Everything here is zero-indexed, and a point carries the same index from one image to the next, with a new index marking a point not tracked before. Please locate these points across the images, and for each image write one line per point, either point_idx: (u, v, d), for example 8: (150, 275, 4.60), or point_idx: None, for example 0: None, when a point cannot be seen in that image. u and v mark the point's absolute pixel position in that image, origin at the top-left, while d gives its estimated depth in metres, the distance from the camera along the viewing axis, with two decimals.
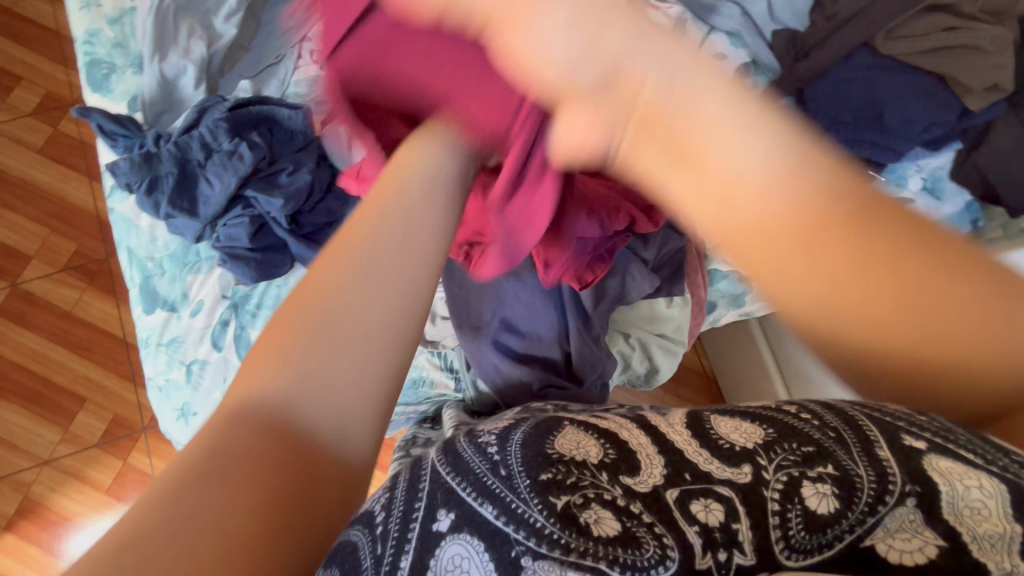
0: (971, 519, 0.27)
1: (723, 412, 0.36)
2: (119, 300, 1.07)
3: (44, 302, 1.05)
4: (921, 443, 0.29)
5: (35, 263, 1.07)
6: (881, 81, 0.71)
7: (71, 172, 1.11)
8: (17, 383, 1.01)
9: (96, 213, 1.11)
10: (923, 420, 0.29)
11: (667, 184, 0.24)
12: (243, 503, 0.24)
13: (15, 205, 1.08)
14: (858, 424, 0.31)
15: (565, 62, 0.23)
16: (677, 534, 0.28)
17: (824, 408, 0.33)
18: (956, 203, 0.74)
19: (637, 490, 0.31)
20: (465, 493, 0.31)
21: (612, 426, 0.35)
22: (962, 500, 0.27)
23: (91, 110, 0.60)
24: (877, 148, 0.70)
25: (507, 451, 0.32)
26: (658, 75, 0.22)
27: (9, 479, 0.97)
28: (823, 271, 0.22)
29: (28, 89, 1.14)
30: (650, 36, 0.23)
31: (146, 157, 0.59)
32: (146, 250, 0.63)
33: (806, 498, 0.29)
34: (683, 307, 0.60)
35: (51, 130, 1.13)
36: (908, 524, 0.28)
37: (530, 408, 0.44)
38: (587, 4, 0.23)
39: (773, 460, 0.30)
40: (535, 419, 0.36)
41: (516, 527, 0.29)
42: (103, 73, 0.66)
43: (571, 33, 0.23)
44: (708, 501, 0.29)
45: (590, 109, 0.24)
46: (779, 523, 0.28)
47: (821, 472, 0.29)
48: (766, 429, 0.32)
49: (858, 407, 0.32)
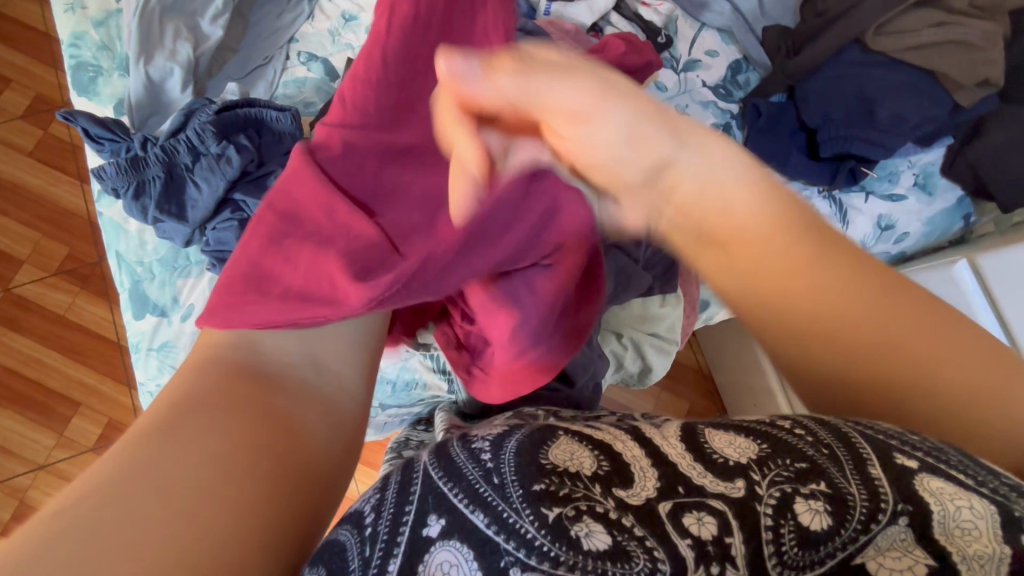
0: (961, 540, 0.28)
1: (718, 426, 0.35)
2: (112, 304, 1.07)
3: (37, 307, 1.04)
4: (913, 463, 0.30)
5: (26, 268, 1.06)
6: (871, 78, 0.71)
7: (62, 175, 1.11)
8: (11, 389, 1.00)
9: (88, 217, 1.10)
10: (915, 440, 0.31)
11: (697, 258, 0.32)
12: (241, 510, 0.28)
13: (6, 209, 1.07)
14: (853, 441, 0.31)
15: (622, 159, 0.30)
16: (668, 547, 0.28)
17: (818, 424, 0.33)
18: (948, 199, 0.74)
19: (629, 502, 0.30)
20: (456, 499, 0.30)
21: (606, 437, 0.35)
22: (953, 520, 0.28)
23: (76, 114, 0.59)
24: (868, 144, 0.69)
25: (501, 459, 0.32)
26: (691, 169, 0.30)
27: (4, 485, 0.97)
28: (806, 271, 0.30)
29: (18, 92, 1.13)
30: (691, 141, 0.30)
31: (132, 161, 0.59)
32: (136, 254, 0.63)
33: (799, 514, 0.29)
34: (675, 306, 0.60)
35: (41, 133, 1.12)
36: (900, 543, 0.28)
37: (521, 413, 0.43)
38: (637, 113, 0.29)
39: (767, 475, 0.31)
40: (530, 427, 0.35)
41: (507, 537, 0.29)
42: (90, 77, 0.66)
43: (626, 137, 0.29)
44: (701, 514, 0.29)
45: (635, 195, 0.31)
46: (773, 539, 0.29)
47: (814, 489, 0.30)
48: (759, 444, 0.32)
49: (849, 422, 0.33)
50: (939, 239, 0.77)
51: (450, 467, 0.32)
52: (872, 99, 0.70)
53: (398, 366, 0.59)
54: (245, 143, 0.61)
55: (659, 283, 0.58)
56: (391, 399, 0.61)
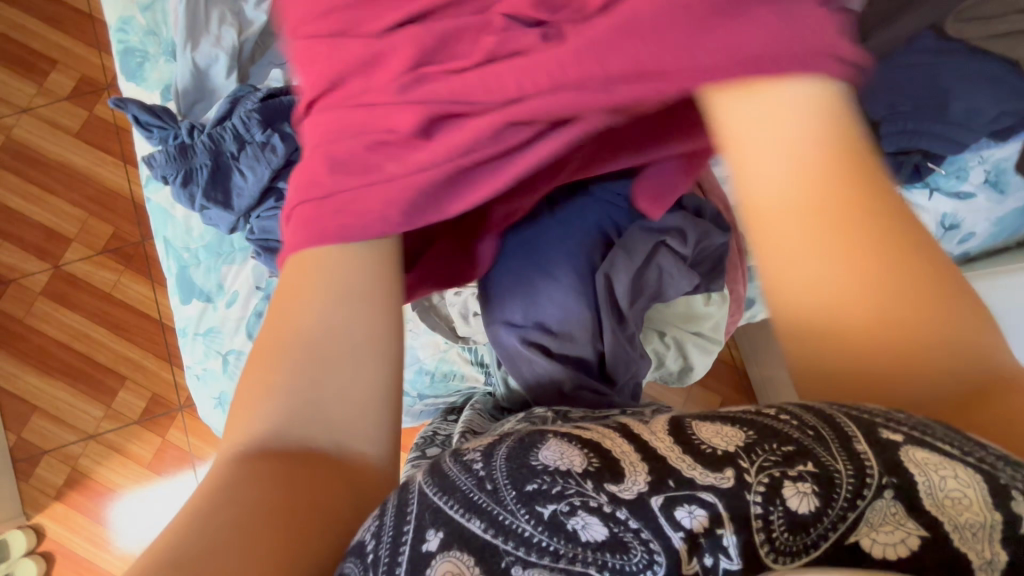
0: (951, 509, 0.28)
1: (702, 415, 0.35)
2: (154, 283, 1.10)
3: (85, 285, 1.08)
4: (898, 437, 0.29)
5: (75, 246, 1.10)
6: (944, 66, 0.67)
7: (107, 157, 1.13)
8: (61, 361, 1.05)
9: (131, 197, 1.13)
10: (901, 417, 0.30)
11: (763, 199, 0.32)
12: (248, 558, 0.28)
13: (56, 188, 1.11)
14: (836, 420, 0.31)
15: (784, 187, 0.32)
16: (663, 541, 0.30)
17: (802, 407, 0.33)
18: (1021, 197, 0.70)
19: (621, 497, 0.31)
20: (453, 510, 0.32)
21: (595, 434, 0.35)
22: (940, 491, 0.28)
23: (127, 102, 0.61)
24: (934, 142, 0.66)
25: (492, 465, 0.33)
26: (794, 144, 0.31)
27: (57, 452, 1.03)
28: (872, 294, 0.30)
29: (64, 73, 1.15)
30: (796, 123, 0.32)
31: (180, 148, 0.61)
32: (183, 240, 0.65)
33: (788, 499, 0.29)
34: (720, 305, 0.58)
35: (86, 114, 1.14)
36: (891, 517, 0.28)
37: (532, 415, 0.47)
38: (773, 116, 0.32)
39: (754, 462, 0.30)
40: (521, 432, 0.36)
41: (505, 538, 0.31)
42: (138, 62, 0.67)
43: (769, 151, 0.32)
44: (692, 507, 0.30)
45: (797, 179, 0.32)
46: (762, 526, 0.29)
47: (801, 471, 0.30)
48: (745, 431, 0.32)
49: (830, 400, 0.32)
50: (1006, 239, 0.73)
51: (445, 481, 0.33)
52: (941, 91, 0.66)
53: (437, 356, 0.60)
54: (288, 132, 0.62)
55: (705, 281, 0.56)
56: (429, 389, 0.61)
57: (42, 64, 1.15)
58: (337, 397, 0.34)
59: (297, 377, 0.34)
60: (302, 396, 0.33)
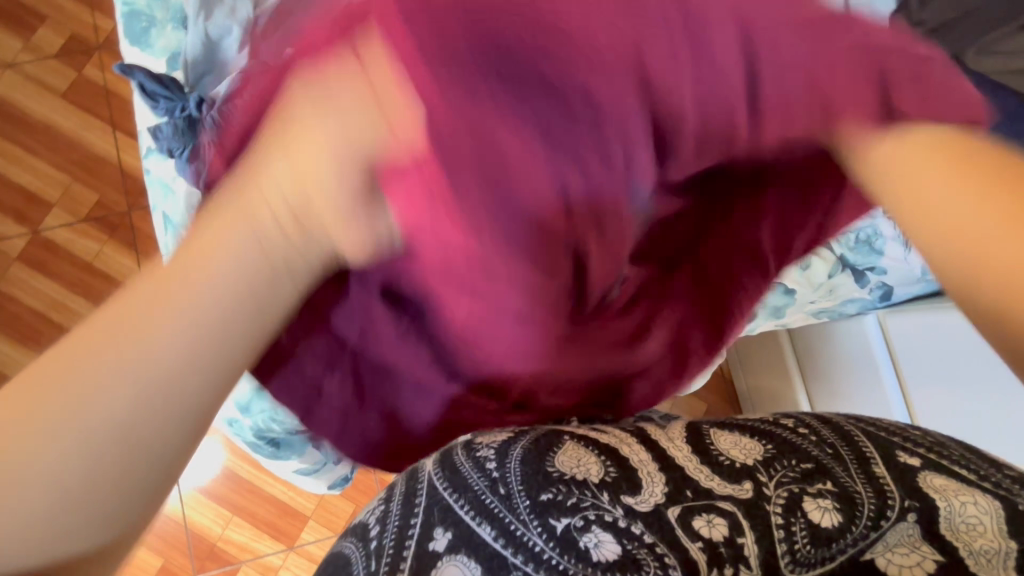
0: (967, 535, 0.29)
1: (721, 425, 0.37)
2: (140, 257, 1.06)
3: (65, 252, 1.04)
4: (915, 461, 0.33)
5: (56, 212, 1.05)
6: None
7: (95, 121, 1.09)
8: (37, 331, 1.01)
9: (119, 165, 1.08)
10: (915, 437, 0.35)
11: None
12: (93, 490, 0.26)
13: (38, 149, 1.06)
14: (855, 442, 0.34)
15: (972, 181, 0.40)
16: (678, 552, 0.30)
17: (820, 423, 0.36)
18: None
19: (637, 509, 0.31)
20: (463, 512, 0.32)
21: (612, 441, 0.36)
22: (958, 517, 0.30)
23: (134, 69, 0.61)
24: None
25: (506, 468, 0.34)
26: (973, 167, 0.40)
27: None
28: None
29: (53, 29, 1.10)
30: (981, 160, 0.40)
31: (189, 122, 0.61)
32: (182, 217, 0.63)
33: (808, 511, 0.31)
34: None
35: (74, 75, 1.09)
36: (906, 539, 0.30)
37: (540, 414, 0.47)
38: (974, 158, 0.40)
39: (773, 477, 0.32)
40: (535, 432, 0.36)
41: (514, 550, 0.31)
42: (143, 27, 0.68)
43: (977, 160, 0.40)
44: (711, 516, 0.31)
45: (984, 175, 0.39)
46: (785, 537, 0.30)
47: (821, 488, 0.32)
48: (764, 445, 0.34)
49: (849, 423, 0.36)
50: None
51: (456, 478, 0.34)
52: None
53: None
54: None
55: None
56: None
57: (28, 17, 1.10)
58: (135, 396, 0.26)
59: (100, 348, 0.27)
60: (81, 382, 0.26)
